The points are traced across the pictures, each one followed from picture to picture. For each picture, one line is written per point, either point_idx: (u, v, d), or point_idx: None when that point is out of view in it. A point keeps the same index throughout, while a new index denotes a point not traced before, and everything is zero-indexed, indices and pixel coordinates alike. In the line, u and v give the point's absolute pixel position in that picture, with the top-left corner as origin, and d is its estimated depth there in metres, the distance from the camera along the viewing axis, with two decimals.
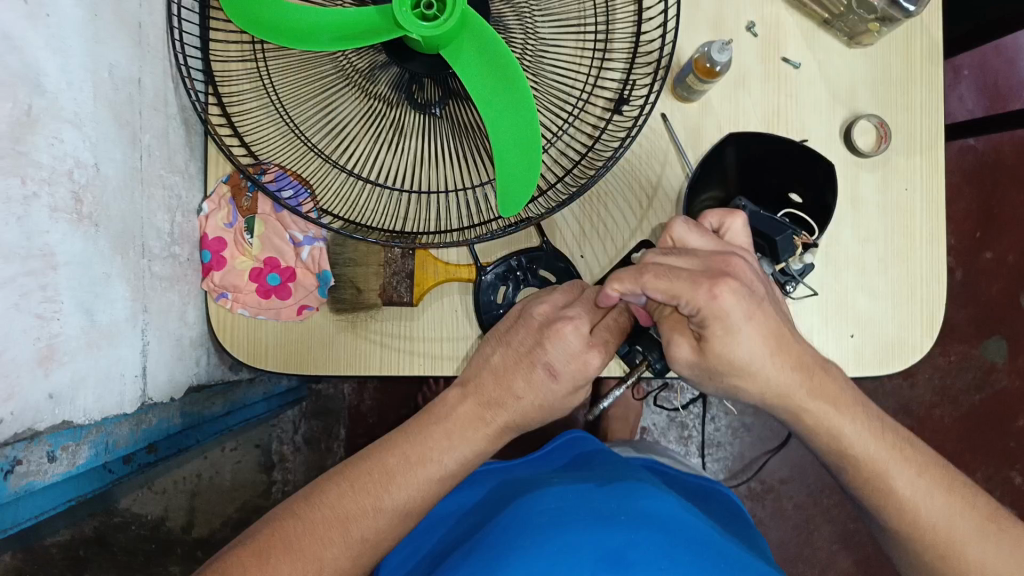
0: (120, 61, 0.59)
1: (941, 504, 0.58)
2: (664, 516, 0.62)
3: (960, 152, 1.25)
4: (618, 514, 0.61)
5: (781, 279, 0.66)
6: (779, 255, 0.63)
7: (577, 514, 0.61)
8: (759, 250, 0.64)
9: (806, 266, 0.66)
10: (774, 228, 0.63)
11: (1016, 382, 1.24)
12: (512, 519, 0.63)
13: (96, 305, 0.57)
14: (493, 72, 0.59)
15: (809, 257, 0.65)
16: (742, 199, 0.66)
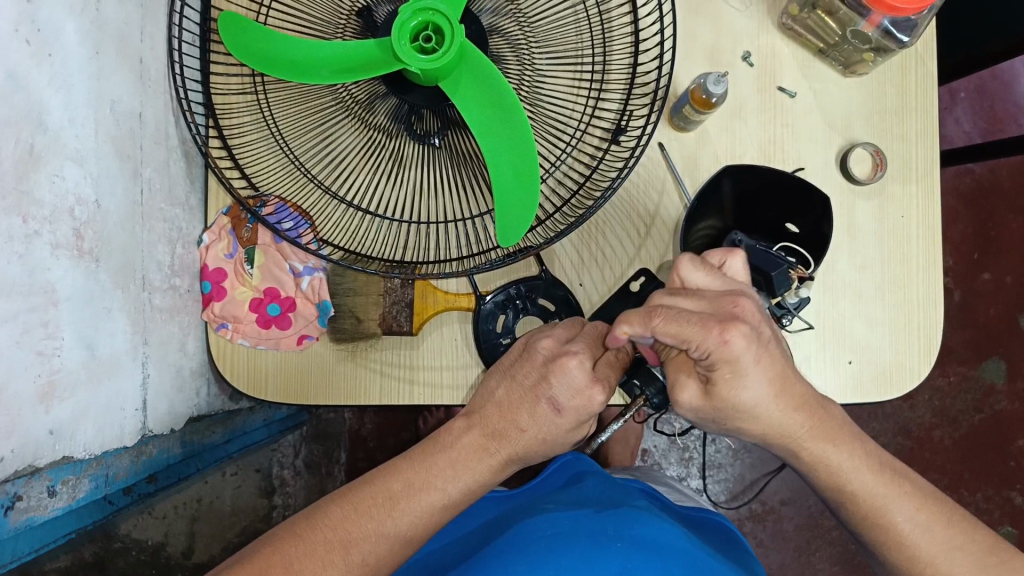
0: (123, 96, 0.60)
1: (940, 536, 0.57)
2: (663, 545, 0.62)
3: (958, 174, 1.26)
4: (615, 539, 0.61)
5: (776, 313, 0.67)
6: (775, 289, 0.64)
7: (574, 540, 0.61)
8: (756, 285, 0.65)
9: (801, 301, 0.68)
10: (771, 264, 0.64)
11: (1015, 403, 1.24)
12: (510, 545, 0.62)
13: (96, 339, 0.57)
14: (491, 103, 0.60)
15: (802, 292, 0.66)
16: (739, 234, 0.67)
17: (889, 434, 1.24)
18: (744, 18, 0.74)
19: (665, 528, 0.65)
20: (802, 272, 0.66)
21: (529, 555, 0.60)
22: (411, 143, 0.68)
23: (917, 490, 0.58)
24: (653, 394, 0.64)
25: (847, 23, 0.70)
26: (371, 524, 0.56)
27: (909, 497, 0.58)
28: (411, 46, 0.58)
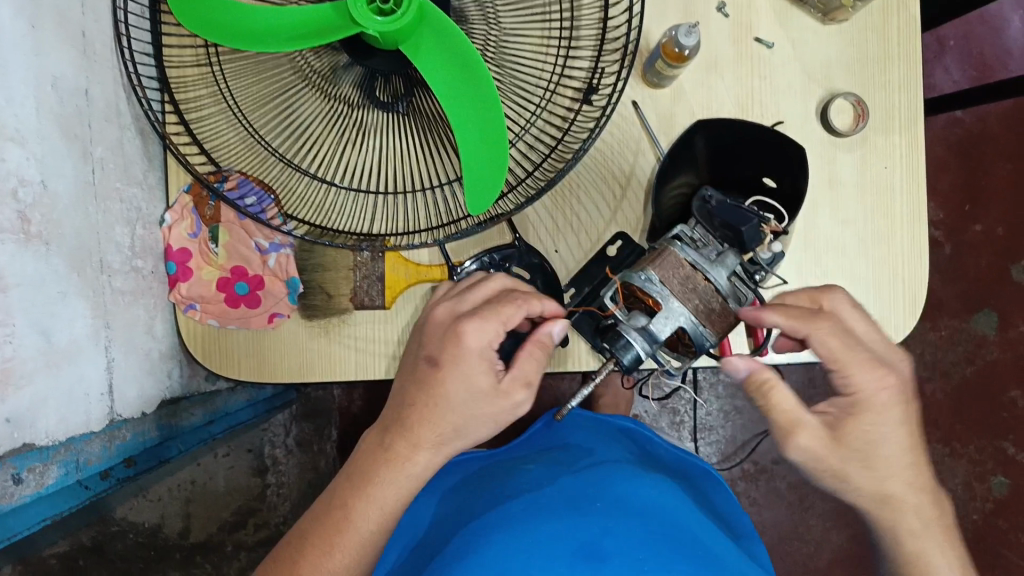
0: (67, 72, 0.57)
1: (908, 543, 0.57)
2: (644, 503, 0.62)
3: (948, 124, 1.23)
4: (595, 500, 0.61)
5: (750, 271, 0.61)
6: (746, 244, 0.59)
7: (552, 504, 0.61)
8: (726, 242, 0.60)
9: (776, 256, 0.62)
10: (739, 219, 0.59)
11: (1007, 353, 1.23)
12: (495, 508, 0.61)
13: (52, 324, 0.55)
14: (455, 64, 0.58)
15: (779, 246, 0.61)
16: (707, 187, 0.63)
17: None
18: None
19: (644, 483, 0.64)
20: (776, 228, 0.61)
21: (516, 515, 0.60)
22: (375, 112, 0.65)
23: (887, 458, 0.56)
24: (622, 355, 0.55)
25: None
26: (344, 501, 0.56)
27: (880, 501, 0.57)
28: (369, 10, 0.56)
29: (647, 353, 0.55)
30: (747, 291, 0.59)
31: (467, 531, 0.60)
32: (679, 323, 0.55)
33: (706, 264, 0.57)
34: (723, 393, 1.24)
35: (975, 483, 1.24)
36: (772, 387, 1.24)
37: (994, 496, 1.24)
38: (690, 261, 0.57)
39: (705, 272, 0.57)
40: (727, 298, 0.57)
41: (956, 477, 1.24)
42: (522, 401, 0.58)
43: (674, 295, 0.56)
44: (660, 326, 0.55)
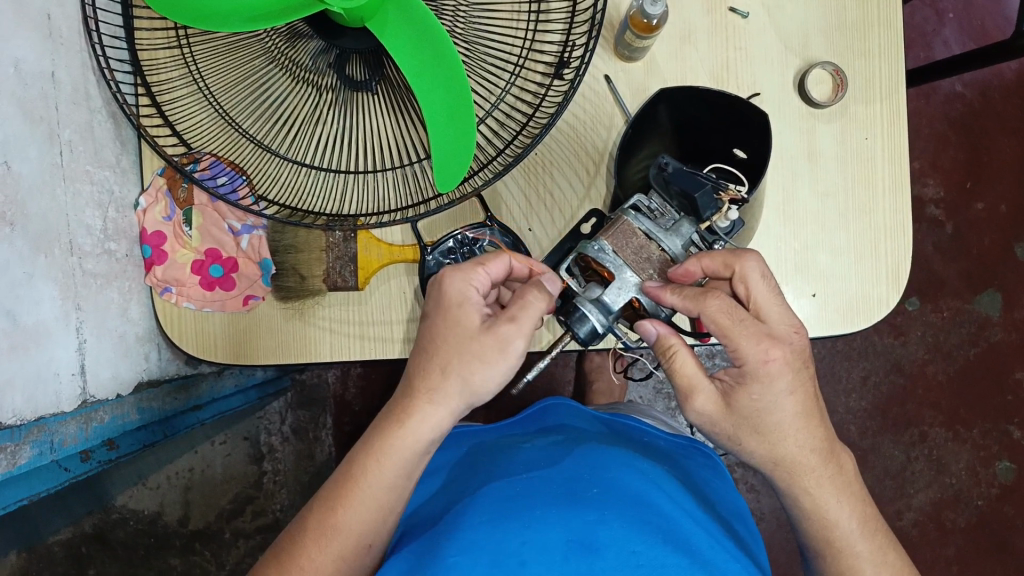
0: (29, 55, 0.57)
1: (822, 509, 0.59)
2: (641, 489, 0.58)
3: (947, 100, 1.21)
4: (592, 486, 0.58)
5: (708, 240, 0.61)
6: (700, 213, 0.59)
7: (547, 490, 0.57)
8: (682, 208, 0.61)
9: (734, 224, 0.61)
10: (694, 186, 0.60)
11: (1011, 334, 1.21)
12: (485, 493, 0.58)
13: (18, 305, 0.56)
14: (420, 42, 0.56)
15: (735, 213, 0.60)
16: (664, 156, 0.62)
17: (881, 372, 1.22)
18: None
19: (637, 466, 0.61)
20: (735, 195, 0.60)
21: (507, 501, 0.57)
22: (343, 89, 0.64)
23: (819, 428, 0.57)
24: (578, 328, 0.57)
25: None
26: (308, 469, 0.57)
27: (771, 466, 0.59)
28: None
29: (604, 325, 0.57)
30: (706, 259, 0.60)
31: (455, 516, 0.58)
32: (630, 291, 0.58)
33: (660, 233, 0.59)
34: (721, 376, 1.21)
35: (979, 468, 1.22)
36: None
37: (999, 481, 1.22)
38: (643, 232, 0.59)
39: (659, 241, 0.59)
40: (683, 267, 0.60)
41: (959, 462, 1.22)
42: (508, 336, 0.55)
43: (627, 266, 0.58)
44: (612, 297, 0.58)
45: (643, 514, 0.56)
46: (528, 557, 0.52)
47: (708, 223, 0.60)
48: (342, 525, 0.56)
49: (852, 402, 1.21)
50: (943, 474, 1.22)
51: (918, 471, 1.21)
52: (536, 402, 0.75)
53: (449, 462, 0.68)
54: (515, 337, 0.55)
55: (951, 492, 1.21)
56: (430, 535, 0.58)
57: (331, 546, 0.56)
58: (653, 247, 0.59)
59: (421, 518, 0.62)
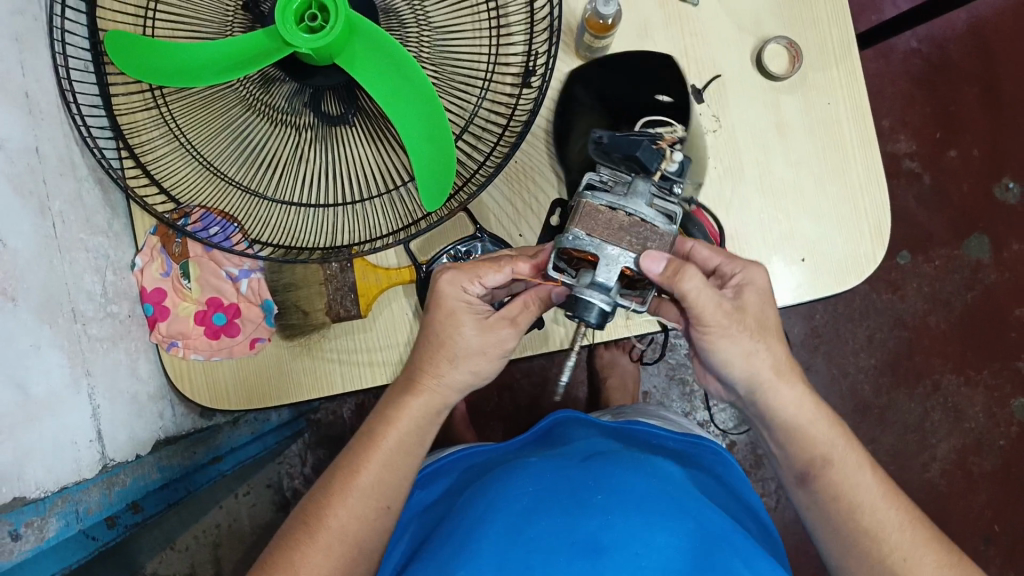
0: (12, 134, 0.58)
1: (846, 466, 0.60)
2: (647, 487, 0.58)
3: (906, 57, 1.23)
4: (595, 493, 0.57)
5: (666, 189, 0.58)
6: (648, 168, 0.56)
7: (555, 502, 0.57)
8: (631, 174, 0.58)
9: (682, 163, 0.59)
10: (631, 145, 0.57)
11: (1004, 274, 1.23)
12: (485, 504, 0.58)
13: (29, 377, 0.57)
14: (390, 71, 0.58)
15: (679, 153, 0.58)
16: (594, 132, 0.59)
17: (885, 328, 1.23)
18: None
19: (640, 466, 0.61)
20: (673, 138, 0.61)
21: (509, 505, 0.57)
22: (322, 126, 0.66)
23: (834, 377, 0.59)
24: (587, 316, 0.54)
25: None
26: (325, 494, 0.58)
27: (791, 424, 0.61)
28: (298, 28, 0.56)
29: (610, 303, 0.54)
30: (670, 203, 0.57)
31: (458, 534, 0.57)
32: (622, 263, 0.53)
33: (622, 201, 0.55)
34: None
35: (996, 408, 1.23)
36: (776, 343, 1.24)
37: (1017, 419, 1.24)
38: (607, 205, 0.55)
39: (625, 209, 0.55)
40: (654, 222, 0.55)
41: (976, 407, 1.23)
42: (507, 336, 0.61)
43: (605, 242, 0.54)
44: (606, 275, 0.54)
45: (642, 513, 0.56)
46: (531, 564, 0.52)
47: (659, 172, 0.58)
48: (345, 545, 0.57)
49: (861, 361, 1.23)
50: (962, 420, 1.23)
51: (937, 421, 1.23)
52: (545, 419, 0.75)
53: (452, 478, 0.70)
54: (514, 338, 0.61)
55: (973, 437, 1.23)
56: (431, 558, 0.57)
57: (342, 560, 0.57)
58: (636, 218, 0.54)
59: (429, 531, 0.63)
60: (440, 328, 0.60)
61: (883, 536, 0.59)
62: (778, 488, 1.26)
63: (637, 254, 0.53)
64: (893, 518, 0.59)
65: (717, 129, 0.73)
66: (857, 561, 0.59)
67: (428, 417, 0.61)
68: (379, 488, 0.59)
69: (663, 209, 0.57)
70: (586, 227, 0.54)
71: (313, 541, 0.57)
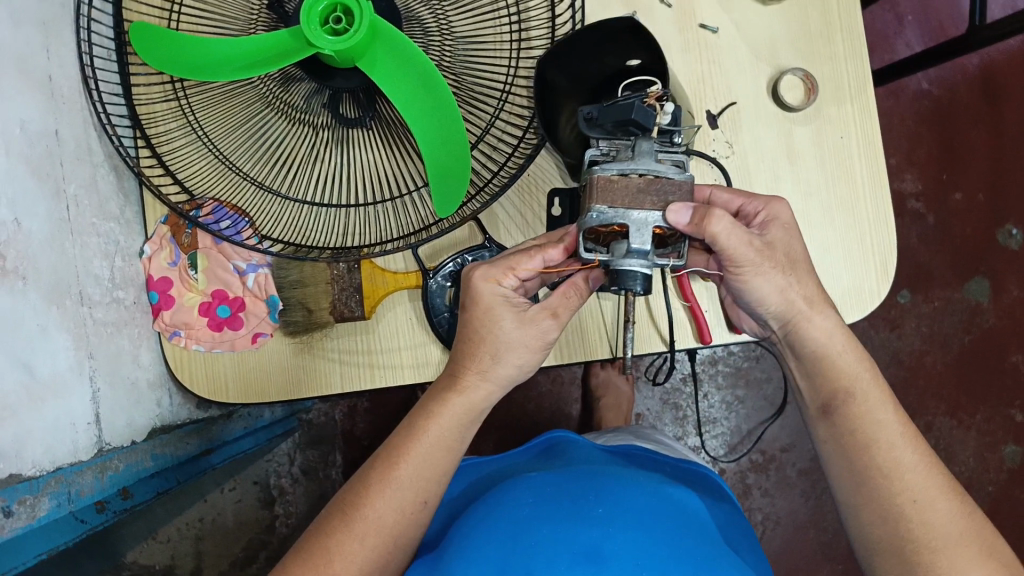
0: (33, 116, 0.59)
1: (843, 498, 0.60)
2: (648, 505, 0.59)
3: (915, 97, 1.24)
4: (595, 505, 0.58)
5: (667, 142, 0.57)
6: (647, 127, 0.54)
7: (555, 510, 0.58)
8: (632, 140, 0.55)
9: (675, 112, 0.58)
10: (623, 111, 0.54)
11: (1003, 319, 1.24)
12: (494, 504, 0.60)
13: (34, 357, 0.57)
14: (412, 77, 0.59)
15: (667, 103, 0.57)
16: (581, 112, 0.57)
17: (882, 365, 1.24)
18: None
19: (642, 483, 0.62)
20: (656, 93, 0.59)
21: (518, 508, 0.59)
22: (338, 127, 0.67)
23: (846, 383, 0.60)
24: (633, 286, 0.53)
25: None
26: None
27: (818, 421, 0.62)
28: (322, 30, 0.57)
29: (648, 266, 0.53)
30: (675, 153, 0.57)
31: (461, 539, 0.58)
32: (652, 224, 0.52)
33: (631, 164, 0.53)
34: (725, 382, 1.25)
35: (986, 453, 1.24)
36: (772, 373, 1.25)
37: (1006, 465, 1.24)
38: (618, 172, 0.53)
39: (636, 171, 0.53)
40: (668, 174, 0.53)
41: (967, 450, 1.24)
42: (549, 328, 0.61)
43: (628, 208, 0.52)
44: (639, 240, 0.52)
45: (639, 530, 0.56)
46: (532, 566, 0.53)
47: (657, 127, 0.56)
48: (344, 547, 0.57)
49: None
50: (952, 463, 1.24)
51: None
52: (543, 437, 0.76)
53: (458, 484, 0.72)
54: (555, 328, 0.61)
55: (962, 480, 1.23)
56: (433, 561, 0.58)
57: (374, 556, 0.58)
58: (652, 180, 0.53)
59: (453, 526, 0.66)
60: (479, 325, 0.60)
61: (899, 497, 0.58)
62: (765, 519, 1.26)
63: (661, 210, 0.52)
64: (909, 456, 0.59)
65: (730, 155, 0.73)
66: (879, 551, 0.59)
67: (469, 416, 0.62)
68: (423, 485, 0.60)
69: (671, 160, 0.56)
70: (607, 199, 0.52)
71: (349, 530, 0.57)
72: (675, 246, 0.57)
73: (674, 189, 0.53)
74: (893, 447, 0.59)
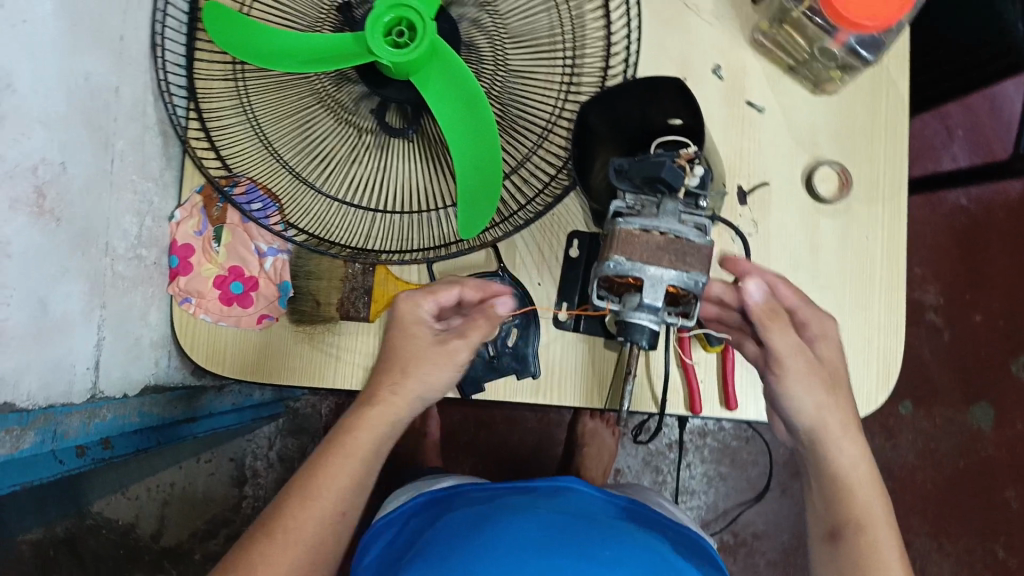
0: (98, 70, 0.62)
1: None
2: (641, 558, 0.59)
3: (952, 212, 1.25)
4: (602, 549, 0.58)
5: (691, 204, 0.58)
6: (674, 187, 0.55)
7: (564, 542, 0.58)
8: (659, 196, 0.56)
9: (705, 176, 0.59)
10: (654, 167, 0.55)
11: (1001, 450, 1.23)
12: (503, 525, 0.60)
13: (51, 295, 0.59)
14: (460, 100, 0.61)
15: (698, 166, 0.57)
16: (614, 163, 0.57)
17: None
18: (718, 31, 0.76)
19: (635, 537, 0.62)
20: (689, 153, 0.60)
21: (526, 520, 0.61)
22: (382, 135, 0.69)
23: None
24: (639, 339, 0.55)
25: (816, 40, 0.71)
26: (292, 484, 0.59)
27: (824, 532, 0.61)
28: (383, 41, 0.59)
29: (657, 321, 0.54)
30: (698, 215, 0.57)
31: (465, 548, 0.59)
32: (667, 282, 0.53)
33: (654, 221, 0.54)
34: (710, 456, 1.25)
35: None
36: (759, 457, 1.25)
37: None
38: (640, 227, 0.54)
39: (659, 229, 0.54)
40: (687, 237, 0.54)
41: None
42: (458, 349, 0.62)
43: (646, 262, 0.53)
44: (651, 297, 0.53)
45: (640, 563, 0.58)
46: None
47: (685, 188, 0.57)
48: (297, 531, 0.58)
49: None
50: None
51: None
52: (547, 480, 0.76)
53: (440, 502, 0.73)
54: (465, 350, 0.62)
55: None
56: (433, 563, 0.59)
57: (303, 560, 0.57)
58: (673, 240, 0.54)
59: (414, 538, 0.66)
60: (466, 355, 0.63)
61: None
62: None
63: (678, 270, 0.53)
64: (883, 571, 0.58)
65: (753, 233, 0.74)
66: None
67: (387, 429, 0.62)
68: (341, 495, 0.60)
69: (694, 222, 0.56)
70: (627, 251, 0.54)
71: (272, 542, 0.57)
72: (686, 306, 0.58)
73: (693, 254, 0.54)
74: (860, 556, 0.59)
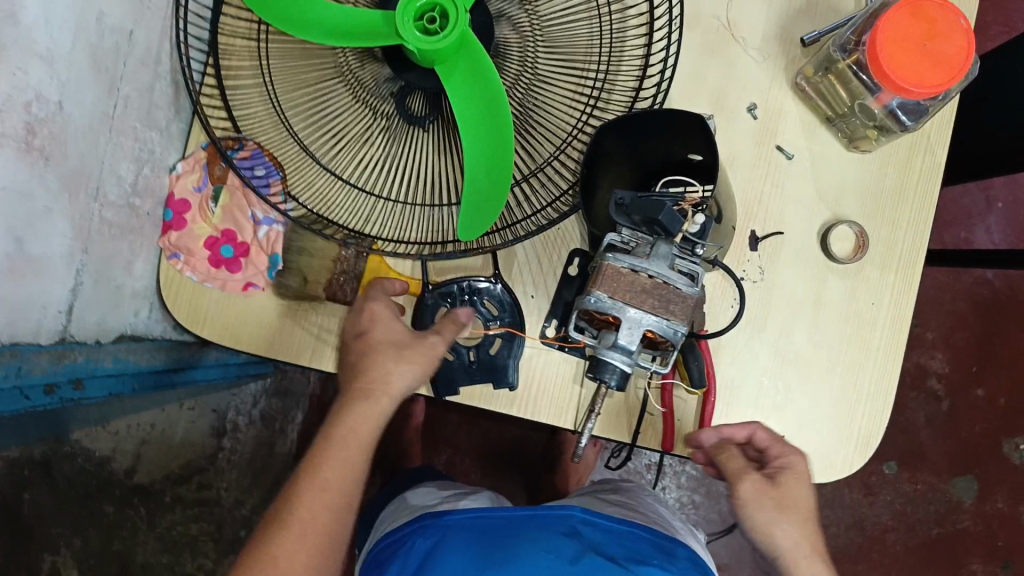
0: (113, 11, 0.60)
1: None
2: None
3: (975, 284, 1.21)
4: None
5: (685, 249, 0.56)
6: (670, 231, 0.52)
7: None
8: (653, 235, 0.54)
9: (705, 226, 0.56)
10: (654, 208, 0.52)
11: (978, 526, 1.20)
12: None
13: (28, 233, 0.58)
14: (482, 99, 0.59)
15: (700, 217, 0.56)
16: (617, 192, 0.54)
17: (842, 526, 1.20)
18: (761, 69, 0.72)
19: None
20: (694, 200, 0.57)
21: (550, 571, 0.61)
22: (399, 120, 0.67)
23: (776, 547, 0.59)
24: (608, 378, 0.54)
25: (858, 96, 0.68)
26: None
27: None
28: (413, 26, 0.57)
29: (629, 364, 0.54)
30: (692, 262, 0.55)
31: None
32: (644, 326, 0.52)
33: (643, 262, 0.53)
34: (686, 483, 1.23)
35: None
36: None
37: None
38: (628, 266, 0.53)
39: (646, 271, 0.53)
40: (676, 285, 0.53)
41: None
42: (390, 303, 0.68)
43: (627, 302, 0.52)
44: (626, 337, 0.53)
45: None
46: None
47: (683, 233, 0.55)
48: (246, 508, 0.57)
49: None
50: None
51: None
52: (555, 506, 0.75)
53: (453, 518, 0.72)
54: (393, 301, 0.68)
55: None
56: None
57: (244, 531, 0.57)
58: (659, 285, 0.53)
59: (422, 548, 0.67)
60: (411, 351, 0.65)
61: None
62: None
63: (658, 317, 0.52)
64: None
65: (757, 281, 0.72)
66: None
67: None
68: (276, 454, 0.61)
69: (685, 268, 0.55)
70: (610, 287, 0.53)
71: None
72: (664, 351, 0.56)
73: (678, 302, 0.52)
74: None
